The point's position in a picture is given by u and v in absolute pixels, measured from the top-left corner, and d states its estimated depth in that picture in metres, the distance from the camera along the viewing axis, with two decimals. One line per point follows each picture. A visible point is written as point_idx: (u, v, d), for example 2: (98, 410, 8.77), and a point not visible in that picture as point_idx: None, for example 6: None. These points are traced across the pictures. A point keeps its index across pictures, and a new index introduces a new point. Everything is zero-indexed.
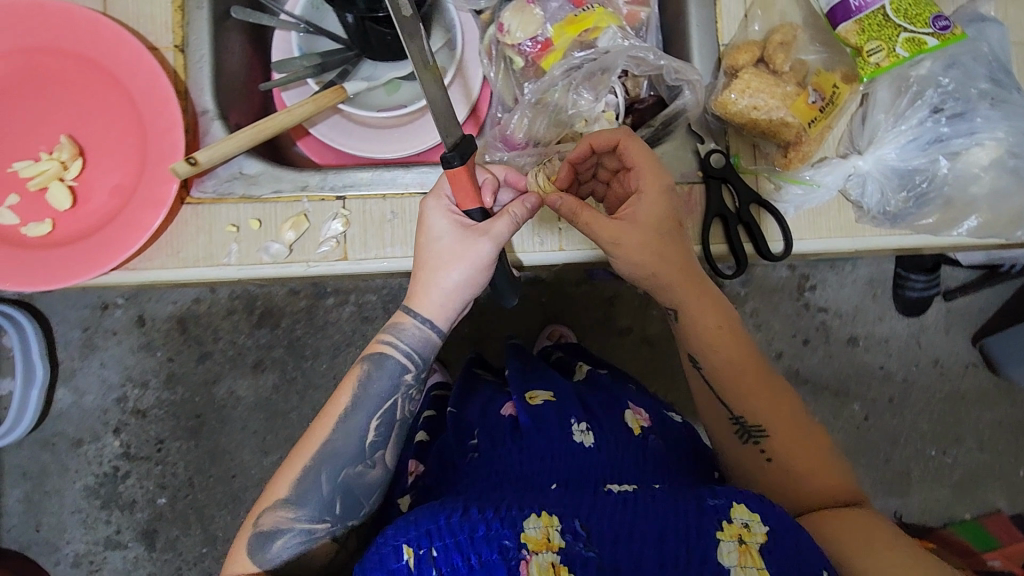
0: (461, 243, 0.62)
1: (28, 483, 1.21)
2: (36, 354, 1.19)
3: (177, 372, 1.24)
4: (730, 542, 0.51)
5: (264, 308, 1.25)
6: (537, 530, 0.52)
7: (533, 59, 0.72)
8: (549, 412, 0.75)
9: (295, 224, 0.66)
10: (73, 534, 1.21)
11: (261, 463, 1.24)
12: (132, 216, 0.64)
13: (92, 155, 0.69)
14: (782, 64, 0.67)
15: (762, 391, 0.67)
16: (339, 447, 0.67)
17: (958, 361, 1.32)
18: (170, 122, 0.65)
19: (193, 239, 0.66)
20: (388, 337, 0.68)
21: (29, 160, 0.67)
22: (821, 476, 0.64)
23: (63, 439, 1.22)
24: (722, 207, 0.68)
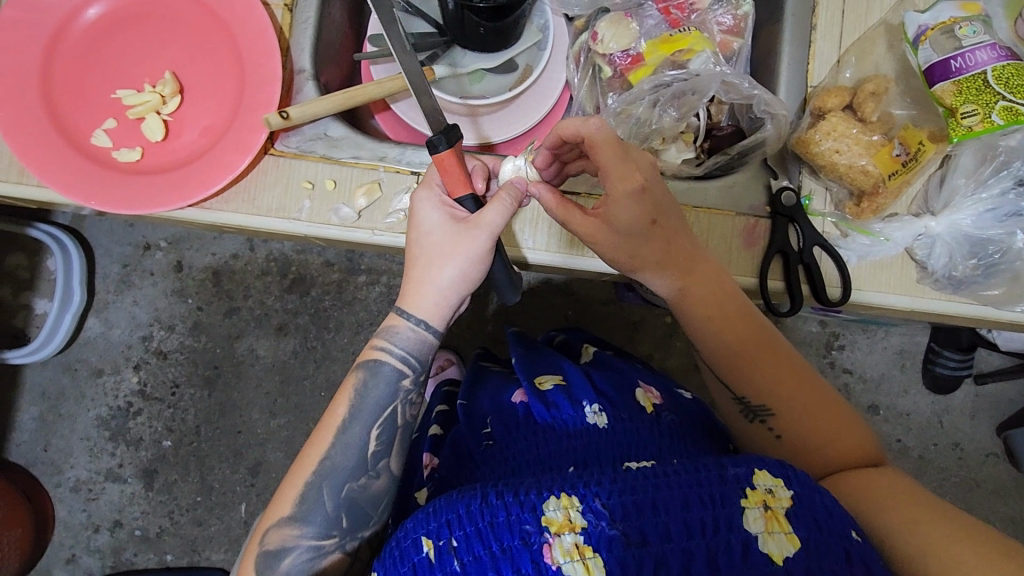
0: (453, 236, 0.63)
1: (44, 403, 1.24)
2: (76, 280, 1.22)
3: (203, 321, 1.26)
4: (756, 508, 0.52)
5: (297, 274, 1.27)
6: (559, 512, 0.52)
7: (621, 71, 0.73)
8: (558, 398, 0.77)
9: (368, 191, 0.68)
10: (77, 460, 1.24)
11: (267, 424, 1.25)
12: (219, 156, 0.66)
13: (188, 94, 0.71)
14: (870, 113, 0.67)
15: (782, 371, 0.67)
16: (339, 462, 0.68)
17: (979, 448, 1.29)
18: (268, 75, 0.67)
19: (270, 188, 0.68)
20: (381, 343, 0.69)
21: (130, 90, 0.70)
22: (843, 442, 0.65)
23: (85, 366, 1.25)
24: (786, 244, 0.68)
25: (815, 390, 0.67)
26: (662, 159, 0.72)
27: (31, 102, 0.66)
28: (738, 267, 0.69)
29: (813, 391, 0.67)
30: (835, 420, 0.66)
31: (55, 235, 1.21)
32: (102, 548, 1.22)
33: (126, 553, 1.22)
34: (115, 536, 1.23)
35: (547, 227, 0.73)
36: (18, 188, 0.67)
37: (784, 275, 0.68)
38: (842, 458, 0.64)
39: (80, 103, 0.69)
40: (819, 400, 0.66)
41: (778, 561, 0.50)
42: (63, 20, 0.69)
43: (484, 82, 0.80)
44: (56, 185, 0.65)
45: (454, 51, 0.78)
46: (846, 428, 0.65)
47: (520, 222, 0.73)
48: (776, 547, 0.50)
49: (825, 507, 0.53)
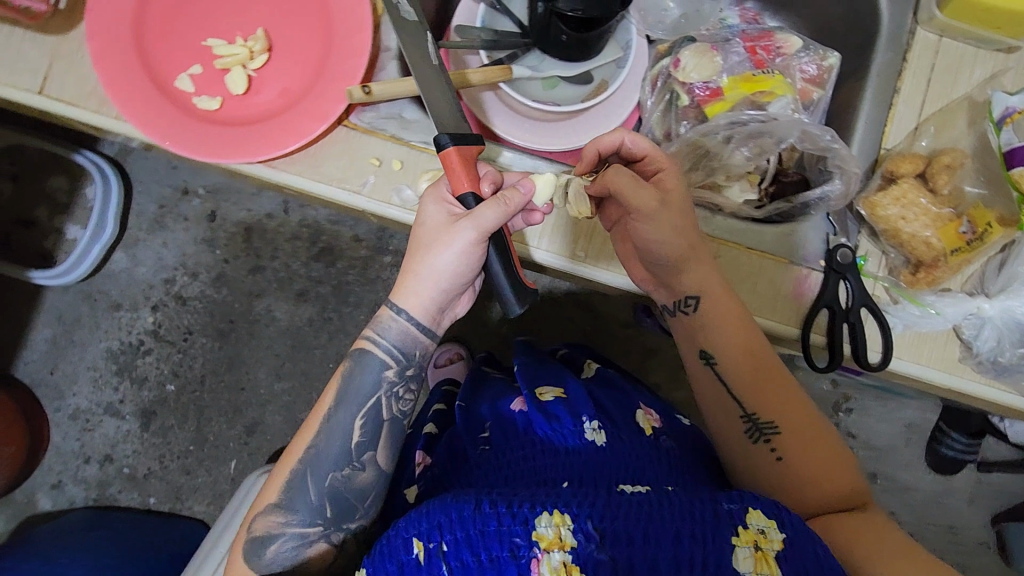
0: (441, 229, 0.61)
1: (58, 327, 1.25)
2: (111, 213, 1.23)
3: (227, 274, 1.28)
4: (746, 547, 0.53)
5: (325, 244, 1.28)
6: (549, 528, 0.54)
7: (698, 101, 0.74)
8: (560, 410, 0.77)
9: (432, 176, 0.68)
10: (81, 388, 1.25)
11: (272, 385, 1.27)
12: (293, 119, 0.67)
13: (275, 53, 0.72)
14: (942, 186, 0.68)
15: (779, 392, 0.68)
16: (323, 450, 0.69)
17: (971, 536, 1.27)
18: (354, 48, 0.68)
19: (336, 158, 0.68)
20: (369, 333, 0.69)
21: (221, 40, 0.72)
22: (835, 473, 0.65)
23: (104, 298, 1.26)
24: (835, 300, 0.67)
25: (815, 424, 0.67)
26: (725, 193, 0.72)
27: (123, 40, 0.67)
28: (782, 314, 0.68)
29: (811, 419, 0.67)
30: (833, 458, 0.66)
31: (100, 165, 1.22)
32: (88, 480, 1.23)
33: (111, 488, 1.23)
34: (104, 470, 1.24)
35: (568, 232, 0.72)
36: (94, 117, 0.68)
37: (829, 333, 0.68)
38: (831, 489, 0.65)
39: (168, 47, 0.70)
40: (815, 430, 0.67)
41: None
42: None
43: (557, 89, 0.80)
44: (134, 119, 0.66)
45: (532, 54, 0.78)
46: (838, 461, 0.66)
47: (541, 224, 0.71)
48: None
49: (816, 556, 0.54)
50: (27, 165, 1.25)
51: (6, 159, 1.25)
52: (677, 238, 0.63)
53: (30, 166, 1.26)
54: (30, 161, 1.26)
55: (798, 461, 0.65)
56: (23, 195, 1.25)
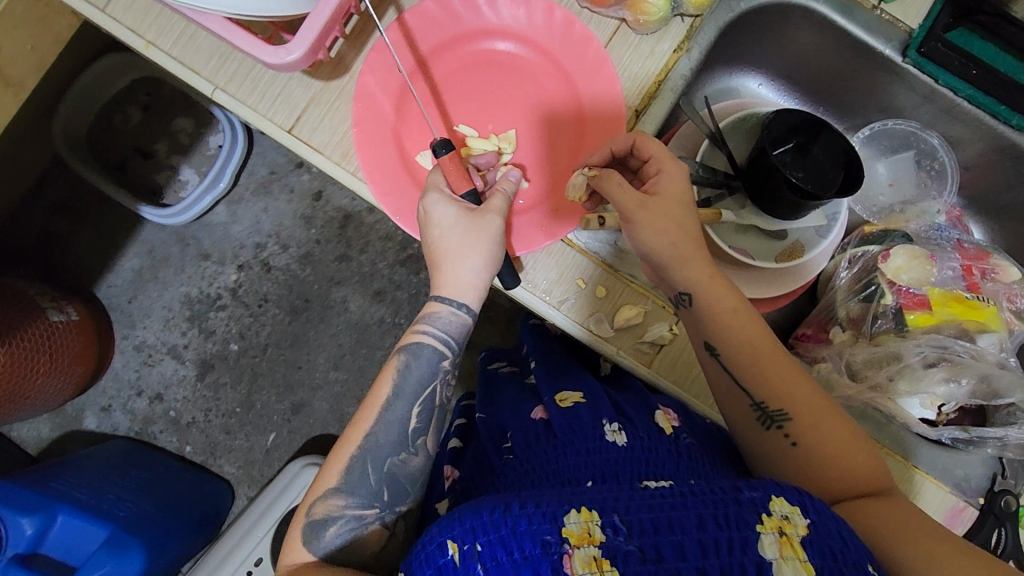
0: (474, 223, 0.64)
1: (147, 261, 1.28)
2: (228, 169, 1.25)
3: (314, 255, 1.29)
4: (771, 534, 0.49)
5: (414, 254, 1.29)
6: (578, 524, 0.50)
7: (902, 305, 0.71)
8: (581, 409, 0.71)
9: (633, 312, 0.69)
10: (151, 324, 1.28)
11: (327, 372, 1.28)
12: (523, 229, 0.69)
13: (519, 157, 0.73)
14: None
15: (787, 374, 0.62)
16: (382, 437, 0.65)
17: None
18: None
19: (547, 268, 0.70)
20: (420, 325, 0.67)
21: (473, 131, 0.72)
22: (861, 459, 0.60)
23: (196, 245, 1.29)
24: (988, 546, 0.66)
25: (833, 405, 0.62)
26: (902, 402, 0.68)
27: (385, 113, 0.69)
28: None
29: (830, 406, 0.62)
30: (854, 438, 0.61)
31: (230, 122, 1.23)
32: (135, 413, 1.27)
33: (154, 426, 1.26)
34: (151, 408, 1.27)
35: (579, 302, 0.70)
36: (332, 167, 0.70)
37: None
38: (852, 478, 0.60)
39: (419, 120, 0.71)
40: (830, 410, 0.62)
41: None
42: (448, 45, 0.72)
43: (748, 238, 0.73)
44: (376, 191, 0.68)
45: (738, 198, 0.72)
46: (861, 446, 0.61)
47: (542, 266, 0.70)
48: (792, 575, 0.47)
49: (841, 537, 0.51)
50: (159, 99, 1.27)
51: (141, 88, 1.26)
52: (664, 235, 0.62)
53: (162, 100, 1.27)
54: (164, 97, 1.27)
55: (816, 445, 0.60)
56: (149, 127, 1.27)
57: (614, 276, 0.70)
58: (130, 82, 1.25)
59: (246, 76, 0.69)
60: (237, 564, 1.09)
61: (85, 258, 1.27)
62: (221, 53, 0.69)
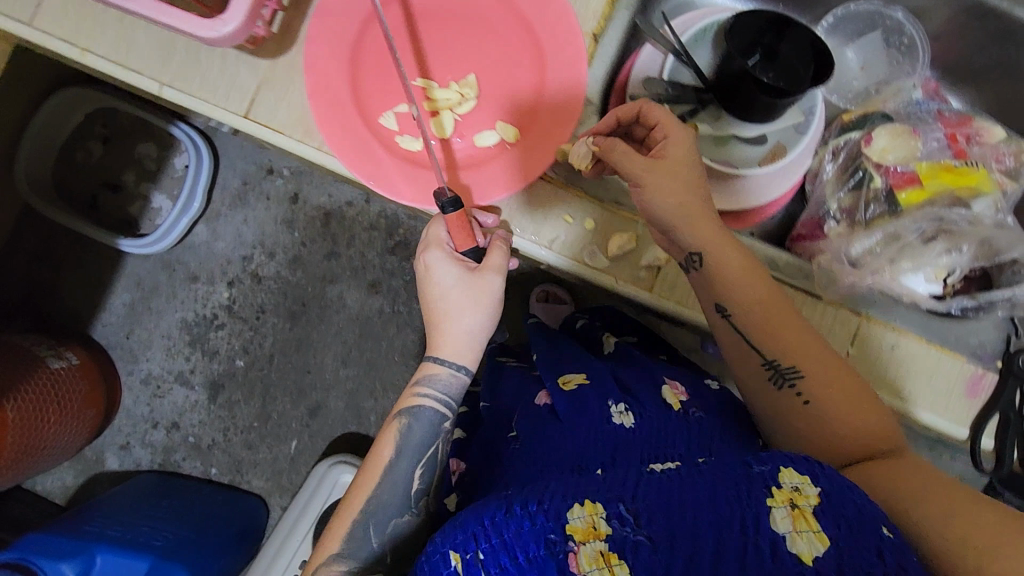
0: (471, 289, 0.67)
1: (137, 293, 1.27)
2: (199, 187, 1.23)
3: (302, 257, 1.28)
4: (782, 507, 0.50)
5: (402, 238, 1.28)
6: (582, 519, 0.50)
7: (892, 186, 0.69)
8: (587, 391, 0.72)
9: (626, 241, 0.69)
10: (154, 355, 1.27)
11: (337, 371, 1.28)
12: (502, 175, 0.68)
13: (483, 101, 0.71)
14: None
15: (795, 330, 0.63)
16: (384, 499, 0.68)
17: None
18: (564, 105, 0.68)
19: (531, 212, 0.70)
20: (420, 388, 0.70)
21: (432, 82, 0.71)
22: (868, 416, 0.61)
23: (182, 269, 1.28)
24: (1009, 408, 0.68)
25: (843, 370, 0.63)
26: (905, 281, 0.68)
27: (338, 76, 0.68)
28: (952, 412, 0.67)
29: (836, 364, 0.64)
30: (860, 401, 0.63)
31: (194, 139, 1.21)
32: (155, 444, 1.27)
33: (176, 454, 1.26)
34: (170, 437, 1.27)
35: (571, 238, 0.69)
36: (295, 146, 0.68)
37: (998, 437, 0.69)
38: (861, 438, 0.60)
39: (380, 86, 0.70)
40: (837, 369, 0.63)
41: (808, 562, 0.47)
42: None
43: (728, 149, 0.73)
44: (344, 159, 0.66)
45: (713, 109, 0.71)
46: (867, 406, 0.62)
47: (526, 210, 0.70)
48: (805, 547, 0.48)
49: (858, 505, 0.51)
50: (117, 129, 1.24)
51: (96, 121, 1.23)
52: (674, 197, 0.62)
53: (119, 129, 1.24)
54: (121, 125, 1.24)
55: (825, 408, 0.61)
56: (112, 158, 1.24)
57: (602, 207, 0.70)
58: (84, 117, 1.22)
59: (192, 72, 0.67)
60: (284, 567, 1.10)
61: (75, 302, 1.26)
62: (166, 52, 0.68)
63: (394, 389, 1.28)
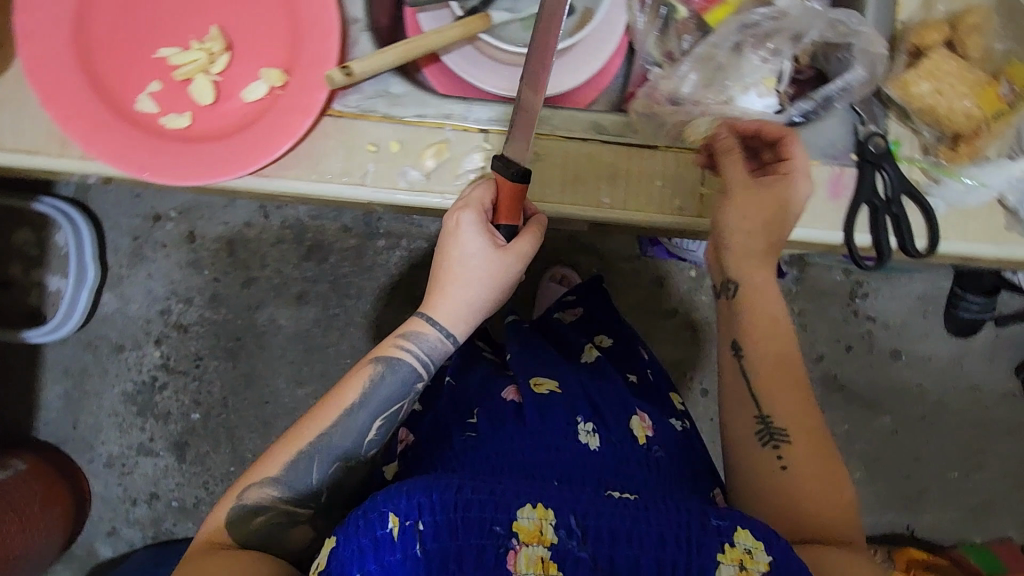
0: (492, 264, 0.63)
1: (68, 381, 1.23)
2: (89, 255, 1.17)
3: (221, 293, 1.24)
4: (730, 565, 0.54)
5: (313, 241, 1.24)
6: (531, 520, 0.55)
7: (698, 10, 0.73)
8: (557, 403, 0.74)
9: (437, 151, 0.65)
10: (108, 436, 1.23)
11: (294, 393, 1.25)
12: (279, 120, 0.63)
13: (236, 51, 0.67)
14: (971, 49, 0.67)
15: (785, 374, 0.66)
16: (335, 441, 0.66)
17: (995, 389, 1.33)
18: (317, 59, 0.64)
19: (333, 152, 0.65)
20: (406, 340, 0.67)
21: (174, 48, 0.66)
22: (831, 497, 0.63)
23: (105, 343, 1.23)
24: (873, 197, 0.65)
25: (832, 460, 0.65)
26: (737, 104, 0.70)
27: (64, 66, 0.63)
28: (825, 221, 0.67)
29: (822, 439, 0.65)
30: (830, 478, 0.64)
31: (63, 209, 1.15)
32: (141, 520, 1.24)
33: (166, 523, 1.24)
34: (154, 508, 1.24)
35: (385, 165, 0.65)
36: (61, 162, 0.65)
37: (873, 230, 0.65)
38: (822, 517, 0.62)
39: (122, 67, 0.66)
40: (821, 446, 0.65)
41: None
42: None
43: None
44: (107, 157, 0.62)
45: None
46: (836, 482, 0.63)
47: (329, 151, 0.65)
48: None
49: None
50: None
51: None
52: (750, 215, 0.64)
53: None
54: None
55: (803, 481, 0.63)
56: None
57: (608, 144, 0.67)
58: None
59: None
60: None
61: (12, 409, 1.22)
62: None
63: None
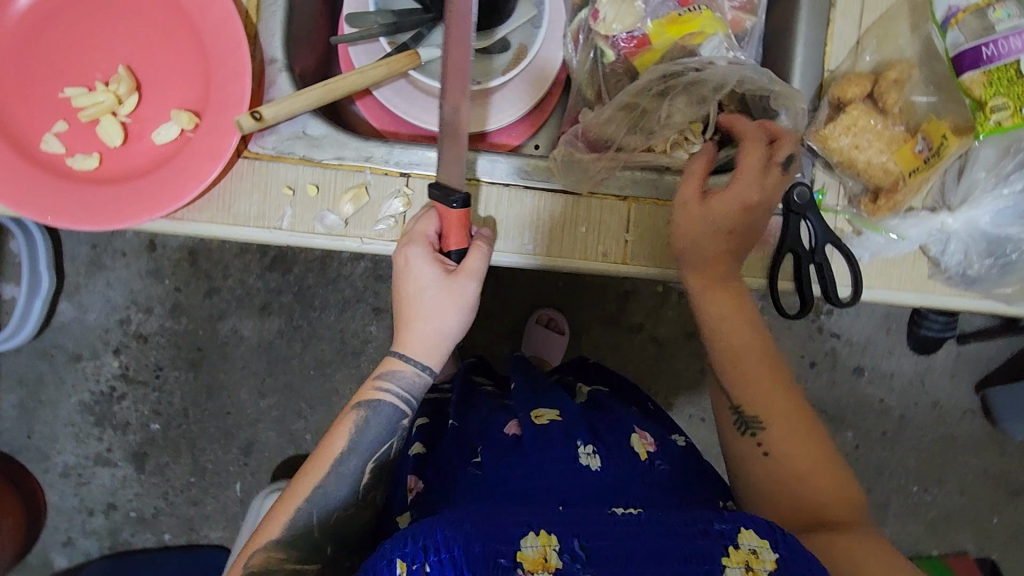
0: (448, 292, 0.63)
1: (23, 390, 1.21)
2: (43, 264, 1.15)
3: (182, 302, 1.22)
4: (736, 569, 0.52)
5: (277, 252, 1.23)
6: (534, 548, 0.52)
7: (625, 55, 0.69)
8: (556, 432, 0.71)
9: (354, 197, 0.65)
10: (63, 446, 1.22)
11: (257, 404, 1.24)
12: (184, 164, 0.62)
13: (145, 92, 0.67)
14: (892, 103, 0.64)
15: (764, 372, 0.67)
16: (331, 490, 0.65)
17: (956, 406, 1.34)
18: (227, 102, 0.63)
19: (247, 194, 0.64)
20: (381, 382, 0.66)
21: (80, 88, 0.65)
22: (827, 483, 0.63)
23: (61, 352, 1.21)
24: (797, 245, 0.65)
25: (825, 447, 0.65)
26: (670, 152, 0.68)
27: None
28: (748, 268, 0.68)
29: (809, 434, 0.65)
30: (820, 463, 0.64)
31: None
32: (98, 531, 1.23)
33: (123, 533, 1.23)
34: (111, 519, 1.22)
35: (303, 207, 0.64)
36: None
37: (796, 278, 0.67)
38: (816, 497, 0.62)
39: (28, 105, 0.64)
40: (810, 439, 0.65)
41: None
42: None
43: (472, 62, 0.75)
44: (5, 197, 0.60)
45: (438, 29, 0.73)
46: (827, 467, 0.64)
47: (244, 193, 0.64)
48: None
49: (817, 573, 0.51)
50: None
51: None
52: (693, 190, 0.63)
53: None
54: None
55: (786, 462, 0.64)
56: None
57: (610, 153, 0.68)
58: None
59: None
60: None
61: None
62: None
63: (319, 402, 1.24)
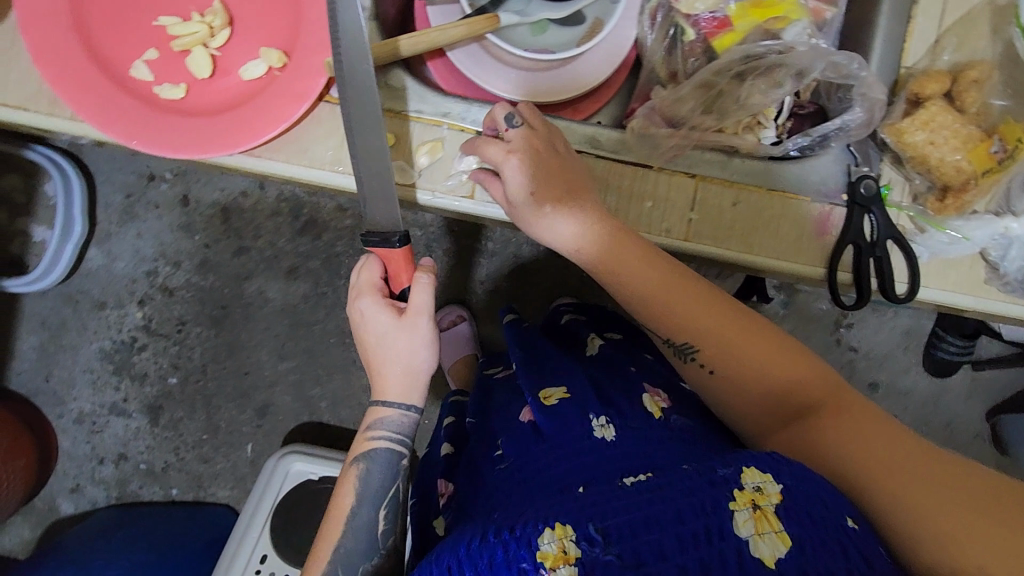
0: (406, 333, 0.64)
1: (46, 333, 1.22)
2: (77, 209, 1.16)
3: (210, 259, 1.23)
4: (745, 510, 0.48)
5: (309, 217, 1.23)
6: (553, 544, 0.47)
7: (705, 35, 0.74)
8: (567, 408, 0.68)
9: (431, 149, 0.67)
10: (80, 392, 1.23)
11: (275, 366, 1.24)
12: (267, 104, 0.63)
13: (236, 29, 0.68)
14: (969, 103, 0.66)
15: (701, 307, 0.64)
16: (352, 547, 0.66)
17: (968, 429, 1.34)
18: (316, 46, 0.63)
19: (322, 139, 0.66)
20: (368, 433, 0.67)
21: (174, 18, 0.67)
22: (793, 369, 0.61)
23: (86, 298, 1.22)
24: (859, 236, 0.66)
25: (778, 340, 0.63)
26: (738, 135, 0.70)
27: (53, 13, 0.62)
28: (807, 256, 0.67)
29: (766, 339, 0.63)
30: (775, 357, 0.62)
31: (53, 159, 1.14)
32: (107, 480, 1.23)
33: (131, 485, 1.23)
34: (121, 469, 1.23)
35: None
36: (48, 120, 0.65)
37: (855, 267, 0.67)
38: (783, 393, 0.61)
39: (122, 31, 0.66)
40: (765, 344, 0.62)
41: (771, 565, 0.46)
42: None
43: (546, 34, 0.77)
44: (88, 114, 0.62)
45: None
46: (790, 362, 0.61)
47: (319, 138, 0.66)
48: (768, 550, 0.46)
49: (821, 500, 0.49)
50: None
51: None
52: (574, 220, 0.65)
53: None
54: None
55: (728, 377, 0.63)
56: None
57: (575, 157, 0.65)
58: None
59: None
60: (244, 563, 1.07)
61: None
62: None
63: (337, 370, 1.25)
